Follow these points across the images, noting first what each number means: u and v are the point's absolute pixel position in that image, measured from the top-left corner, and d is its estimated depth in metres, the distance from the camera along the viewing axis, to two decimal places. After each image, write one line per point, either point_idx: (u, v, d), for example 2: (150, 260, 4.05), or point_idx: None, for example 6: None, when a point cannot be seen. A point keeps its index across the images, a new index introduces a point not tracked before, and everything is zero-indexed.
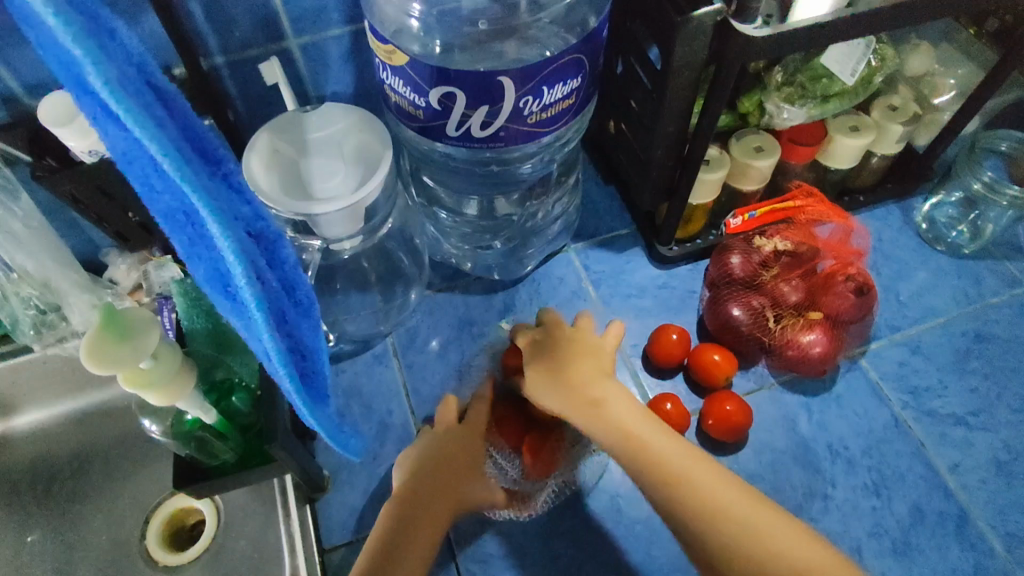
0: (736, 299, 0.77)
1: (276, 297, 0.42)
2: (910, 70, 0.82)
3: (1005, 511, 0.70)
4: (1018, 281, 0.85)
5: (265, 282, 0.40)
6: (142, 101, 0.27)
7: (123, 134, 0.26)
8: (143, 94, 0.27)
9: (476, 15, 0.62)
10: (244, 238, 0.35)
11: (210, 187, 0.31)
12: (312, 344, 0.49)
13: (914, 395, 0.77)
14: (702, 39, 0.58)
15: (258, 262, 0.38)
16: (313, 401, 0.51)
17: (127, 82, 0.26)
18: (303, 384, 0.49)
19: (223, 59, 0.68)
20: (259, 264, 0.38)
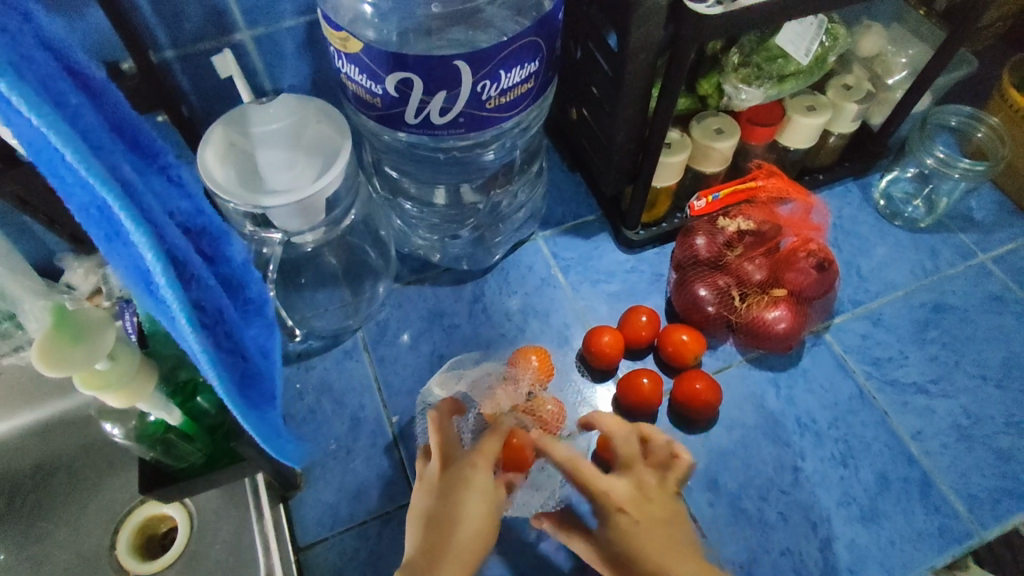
0: (702, 279, 0.78)
1: (216, 296, 0.41)
2: (863, 52, 0.84)
3: (966, 474, 0.73)
4: (973, 252, 0.88)
5: (200, 279, 0.39)
6: (44, 88, 0.26)
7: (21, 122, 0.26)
8: (54, 80, 0.27)
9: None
10: (170, 236, 0.34)
11: (126, 180, 0.30)
12: (258, 347, 0.48)
13: (877, 365, 0.79)
14: (656, 21, 0.58)
15: (193, 259, 0.37)
16: (253, 405, 0.48)
17: (24, 66, 0.25)
18: (245, 386, 0.47)
19: (173, 53, 0.66)
20: (196, 262, 0.38)
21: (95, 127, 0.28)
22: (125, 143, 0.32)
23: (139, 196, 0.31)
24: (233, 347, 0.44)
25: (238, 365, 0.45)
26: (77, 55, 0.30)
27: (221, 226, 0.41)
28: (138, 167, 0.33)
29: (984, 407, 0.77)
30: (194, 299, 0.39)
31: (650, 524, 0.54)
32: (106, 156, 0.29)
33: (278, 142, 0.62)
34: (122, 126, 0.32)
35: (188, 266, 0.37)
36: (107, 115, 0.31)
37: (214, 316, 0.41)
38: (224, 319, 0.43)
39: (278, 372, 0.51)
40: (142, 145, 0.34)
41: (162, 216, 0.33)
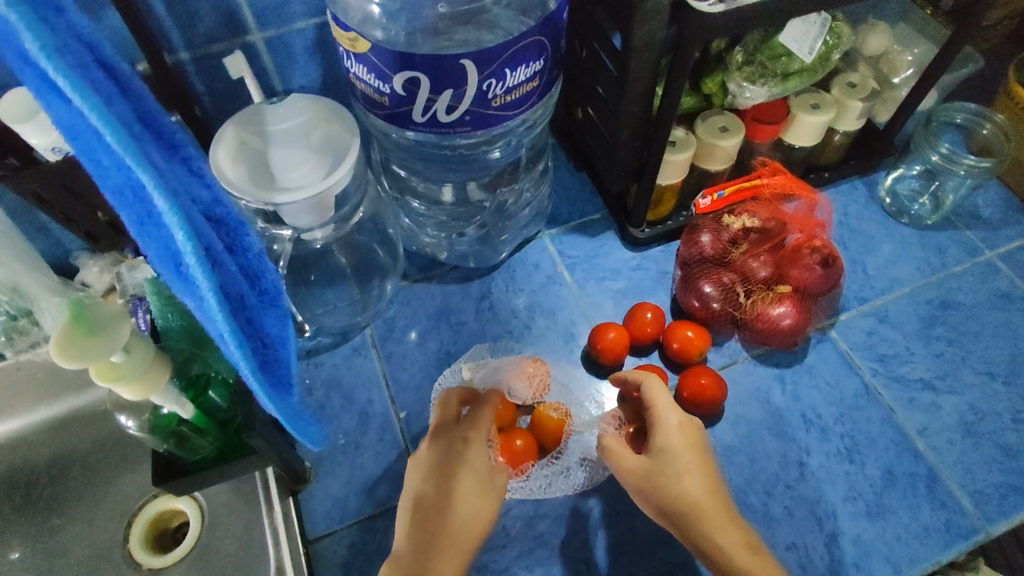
0: (706, 277, 0.78)
1: (236, 282, 0.42)
2: (869, 50, 0.86)
3: (973, 470, 0.73)
4: (980, 249, 0.88)
5: (222, 265, 0.40)
6: (87, 76, 0.27)
7: (69, 109, 0.26)
8: (92, 68, 0.28)
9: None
10: (196, 221, 0.35)
11: (157, 166, 0.31)
12: (278, 335, 0.48)
13: (883, 362, 0.79)
14: (659, 20, 0.59)
15: (215, 243, 0.38)
16: (274, 390, 0.49)
17: (68, 52, 0.26)
18: (264, 373, 0.48)
19: (187, 55, 0.67)
20: (218, 249, 0.39)
21: (128, 115, 0.29)
22: (152, 134, 0.33)
23: (169, 182, 0.32)
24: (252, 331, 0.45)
25: (257, 349, 0.46)
26: (106, 47, 0.30)
27: (238, 217, 0.42)
28: (164, 157, 0.34)
29: (991, 403, 0.77)
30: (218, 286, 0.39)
31: (687, 447, 0.60)
32: (141, 141, 0.30)
33: (288, 140, 0.62)
34: (148, 117, 0.33)
35: (212, 252, 0.37)
36: (137, 105, 0.32)
37: (235, 298, 0.42)
38: (242, 303, 0.43)
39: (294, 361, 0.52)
40: (166, 136, 0.34)
41: (187, 201, 0.34)
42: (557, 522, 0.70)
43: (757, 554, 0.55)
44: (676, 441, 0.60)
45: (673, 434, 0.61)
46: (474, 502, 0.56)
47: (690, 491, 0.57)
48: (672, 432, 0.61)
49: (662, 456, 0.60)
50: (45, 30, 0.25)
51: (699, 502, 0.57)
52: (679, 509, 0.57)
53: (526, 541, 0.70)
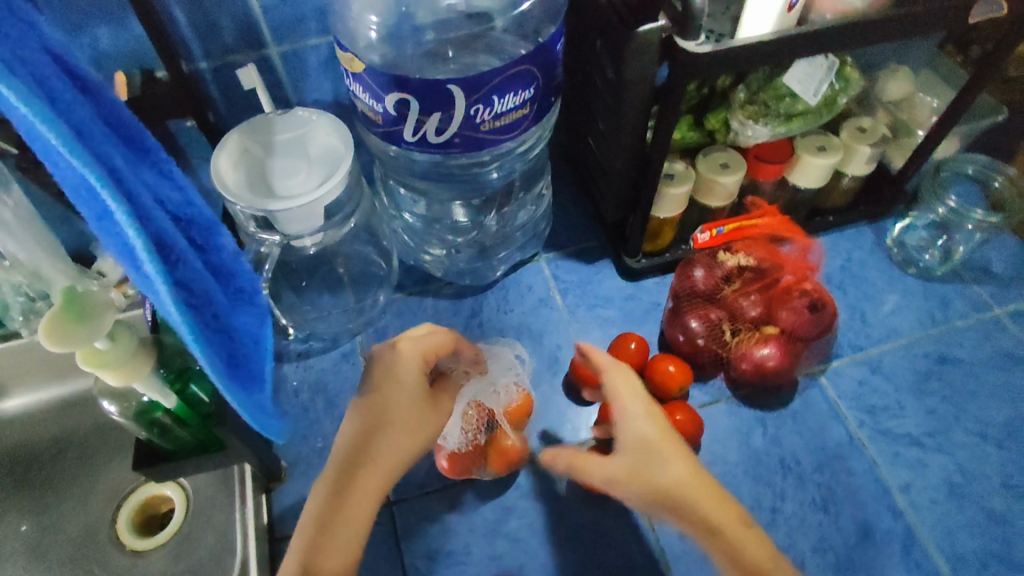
0: (694, 311, 0.78)
1: (202, 280, 0.43)
2: (888, 95, 0.84)
3: (953, 532, 0.70)
4: (987, 305, 0.85)
5: (186, 263, 0.41)
6: (40, 86, 0.29)
7: (19, 114, 0.28)
8: (47, 79, 0.30)
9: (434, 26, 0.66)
10: (157, 220, 0.37)
11: (111, 166, 0.33)
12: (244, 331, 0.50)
13: (872, 414, 0.77)
14: (651, 54, 0.59)
15: (178, 242, 0.40)
16: (245, 388, 0.50)
17: (18, 65, 0.28)
18: (236, 368, 0.49)
19: (206, 64, 0.71)
20: (182, 247, 0.41)
21: (86, 120, 0.32)
22: (121, 138, 0.36)
23: (127, 182, 0.34)
24: (220, 327, 0.47)
25: (226, 345, 0.48)
26: (77, 60, 0.33)
27: (210, 217, 0.46)
28: (131, 159, 0.37)
29: (980, 465, 0.74)
30: (181, 280, 0.41)
31: (664, 433, 0.57)
32: (96, 144, 0.32)
33: (286, 150, 0.65)
34: (118, 123, 0.36)
35: (173, 249, 0.39)
36: (104, 113, 0.35)
37: (200, 296, 0.43)
38: (211, 302, 0.45)
39: (263, 361, 0.53)
40: (137, 142, 0.38)
41: (148, 202, 0.36)
42: (520, 543, 0.71)
43: (776, 559, 0.52)
44: (651, 428, 0.57)
45: (643, 426, 0.57)
46: (404, 441, 0.53)
47: (683, 483, 0.54)
48: (643, 420, 0.57)
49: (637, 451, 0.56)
50: None
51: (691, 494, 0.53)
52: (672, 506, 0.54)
53: (486, 559, 0.70)
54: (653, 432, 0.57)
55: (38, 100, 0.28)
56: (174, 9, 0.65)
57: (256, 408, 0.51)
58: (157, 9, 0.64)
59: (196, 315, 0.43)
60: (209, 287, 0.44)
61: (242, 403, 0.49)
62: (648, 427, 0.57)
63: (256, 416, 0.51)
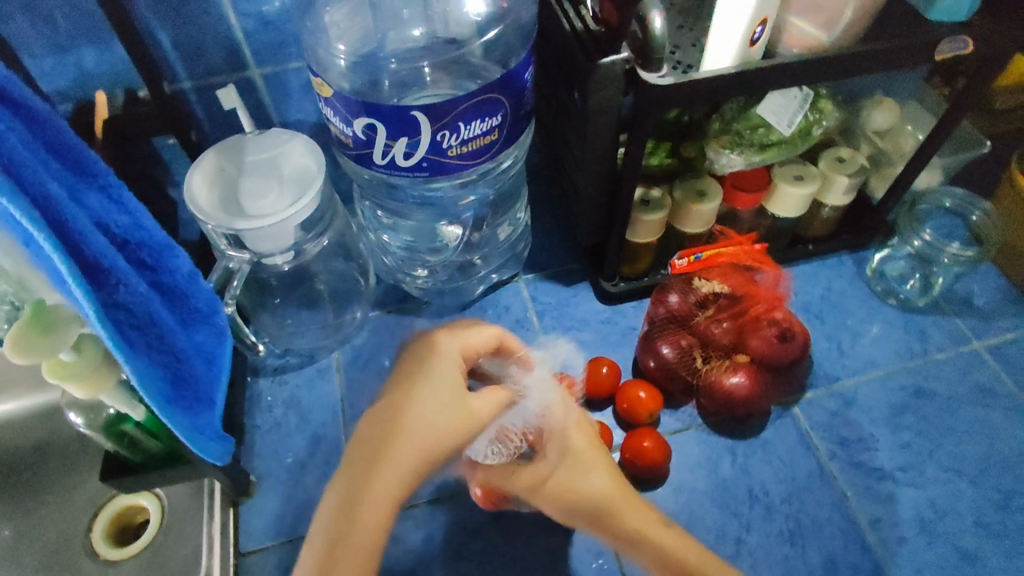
0: (666, 337, 0.78)
1: (147, 301, 0.45)
2: (874, 126, 0.85)
3: (921, 570, 0.69)
4: (967, 338, 0.85)
5: (128, 286, 0.42)
6: None
7: None
8: None
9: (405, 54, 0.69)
10: (94, 245, 0.39)
11: (39, 194, 0.35)
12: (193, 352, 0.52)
13: (844, 445, 0.77)
14: (613, 85, 0.60)
15: (119, 265, 0.41)
16: (189, 406, 0.51)
17: None
18: (180, 386, 0.50)
19: (189, 84, 0.73)
20: (124, 270, 0.42)
21: (17, 149, 0.34)
22: (62, 162, 0.39)
23: (59, 208, 0.36)
24: (166, 348, 0.48)
25: (171, 365, 0.49)
26: (22, 90, 0.36)
27: (165, 240, 0.48)
28: (71, 183, 0.39)
29: (952, 502, 0.73)
30: (121, 302, 0.42)
31: (592, 448, 0.62)
32: (24, 171, 0.34)
33: (259, 171, 0.67)
34: (61, 149, 0.39)
35: (112, 272, 0.41)
36: (45, 140, 0.37)
37: (144, 317, 0.45)
38: (155, 323, 0.46)
39: (212, 381, 0.54)
40: (84, 166, 0.40)
41: (84, 226, 0.38)
42: (483, 565, 0.71)
43: (703, 555, 0.55)
44: (583, 445, 0.62)
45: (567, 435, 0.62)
46: (409, 467, 0.47)
47: (601, 484, 0.59)
48: (575, 434, 0.62)
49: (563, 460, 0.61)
50: None
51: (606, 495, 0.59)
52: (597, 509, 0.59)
53: None
54: (583, 450, 0.61)
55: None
56: (157, 33, 0.67)
57: (201, 427, 0.52)
58: (141, 32, 0.66)
59: (135, 337, 0.44)
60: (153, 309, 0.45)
61: (184, 421, 0.50)
62: (578, 444, 0.62)
63: (201, 435, 0.52)
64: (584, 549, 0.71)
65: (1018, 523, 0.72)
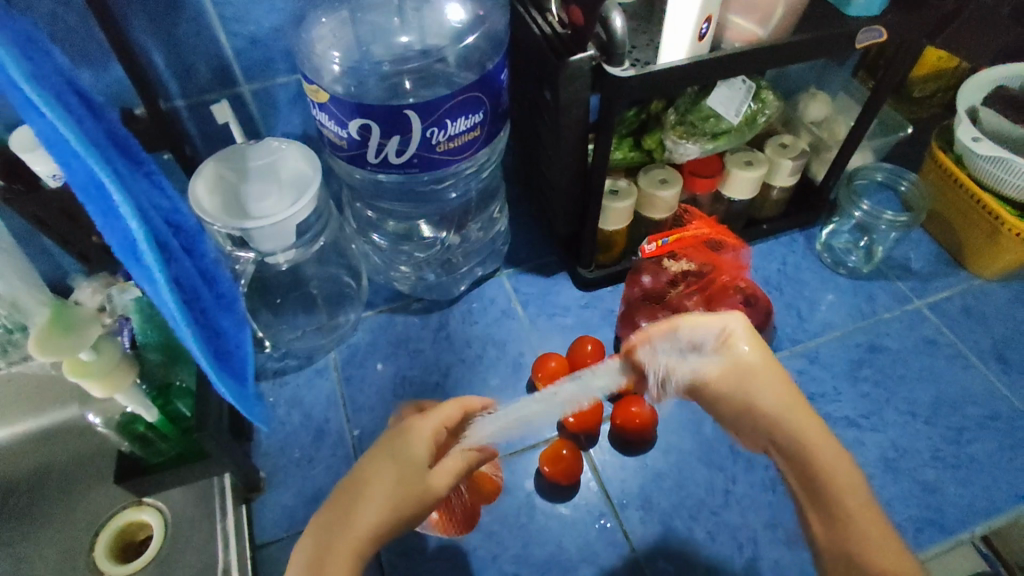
0: (644, 313, 0.85)
1: (191, 278, 0.49)
2: (810, 117, 0.96)
3: (891, 503, 0.76)
4: (909, 298, 0.94)
5: (178, 262, 0.47)
6: (60, 99, 0.35)
7: (43, 123, 0.34)
8: (63, 94, 0.36)
9: (389, 57, 0.75)
10: (153, 221, 0.43)
11: (117, 170, 0.39)
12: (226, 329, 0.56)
13: (811, 400, 0.84)
14: (582, 79, 0.67)
15: (171, 241, 0.46)
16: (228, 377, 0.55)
17: (46, 82, 0.34)
18: (219, 360, 0.54)
19: (182, 102, 0.78)
20: (175, 247, 0.46)
21: (96, 130, 0.38)
22: (118, 148, 0.42)
23: (128, 185, 0.40)
24: (206, 322, 0.52)
25: (212, 339, 0.53)
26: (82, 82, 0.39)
27: (195, 226, 0.51)
28: (127, 167, 0.42)
29: (911, 441, 0.81)
30: (174, 276, 0.47)
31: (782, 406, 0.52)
32: (104, 148, 0.38)
33: (260, 177, 0.72)
34: (115, 137, 0.42)
35: (167, 247, 0.45)
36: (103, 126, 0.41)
37: (190, 291, 0.49)
38: (199, 298, 0.51)
39: (244, 358, 0.59)
40: (131, 153, 0.43)
41: (146, 204, 0.43)
42: (492, 537, 0.74)
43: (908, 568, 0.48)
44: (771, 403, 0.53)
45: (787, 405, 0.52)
46: (385, 481, 0.52)
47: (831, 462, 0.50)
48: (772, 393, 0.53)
49: (763, 410, 0.53)
50: (27, 63, 0.33)
51: (835, 467, 0.50)
52: (802, 471, 0.51)
53: (460, 553, 0.73)
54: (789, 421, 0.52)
55: (58, 107, 0.34)
56: (153, 54, 0.72)
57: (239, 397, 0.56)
58: (138, 54, 0.71)
59: (186, 307, 0.49)
60: (197, 284, 0.50)
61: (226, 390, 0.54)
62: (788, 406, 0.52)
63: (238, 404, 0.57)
64: (585, 512, 0.75)
65: (970, 454, 0.80)
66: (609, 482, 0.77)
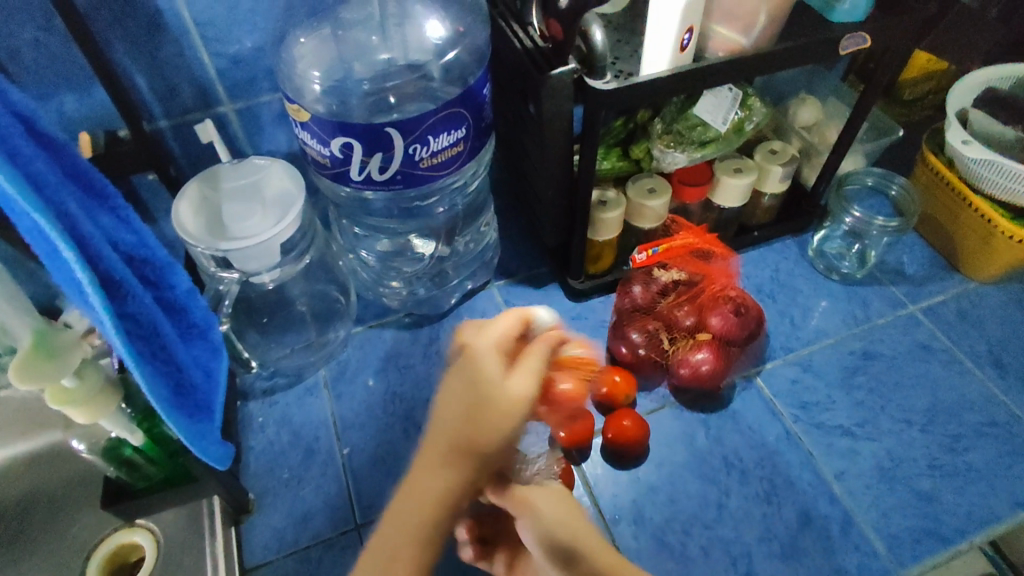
0: (634, 324, 0.83)
1: (149, 315, 0.48)
2: (801, 121, 0.95)
3: (887, 513, 0.75)
4: (903, 303, 0.93)
5: (134, 300, 0.46)
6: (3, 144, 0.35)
7: None
8: (9, 136, 0.35)
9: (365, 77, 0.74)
10: (107, 259, 0.42)
11: (61, 212, 0.38)
12: (189, 363, 0.55)
13: (805, 409, 0.83)
14: (565, 93, 0.66)
15: (127, 278, 0.45)
16: (187, 413, 0.54)
17: None
18: (179, 395, 0.53)
19: (165, 123, 0.78)
20: (131, 284, 0.45)
21: (43, 171, 0.37)
22: (79, 185, 0.43)
23: (76, 225, 0.39)
24: (167, 359, 0.51)
25: (172, 375, 0.52)
26: (41, 119, 0.39)
27: (166, 258, 0.52)
28: (84, 204, 0.43)
29: (906, 450, 0.80)
30: (128, 315, 0.45)
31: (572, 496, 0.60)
32: (49, 190, 0.37)
33: (241, 196, 0.72)
34: (76, 172, 0.42)
35: (121, 285, 0.44)
36: (59, 164, 0.41)
37: (147, 329, 0.48)
38: (158, 335, 0.49)
39: (208, 389, 0.58)
40: (92, 188, 0.44)
41: (96, 241, 0.41)
42: None
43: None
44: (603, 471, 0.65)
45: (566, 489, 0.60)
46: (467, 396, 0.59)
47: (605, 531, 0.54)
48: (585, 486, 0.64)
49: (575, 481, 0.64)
50: None
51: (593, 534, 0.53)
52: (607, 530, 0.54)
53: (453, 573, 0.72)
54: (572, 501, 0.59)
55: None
56: (135, 76, 0.72)
57: (197, 435, 0.55)
58: (120, 77, 0.71)
59: (142, 346, 0.47)
60: (156, 321, 0.48)
61: (185, 429, 0.53)
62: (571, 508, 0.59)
63: (198, 443, 0.55)
64: None
65: (967, 462, 0.79)
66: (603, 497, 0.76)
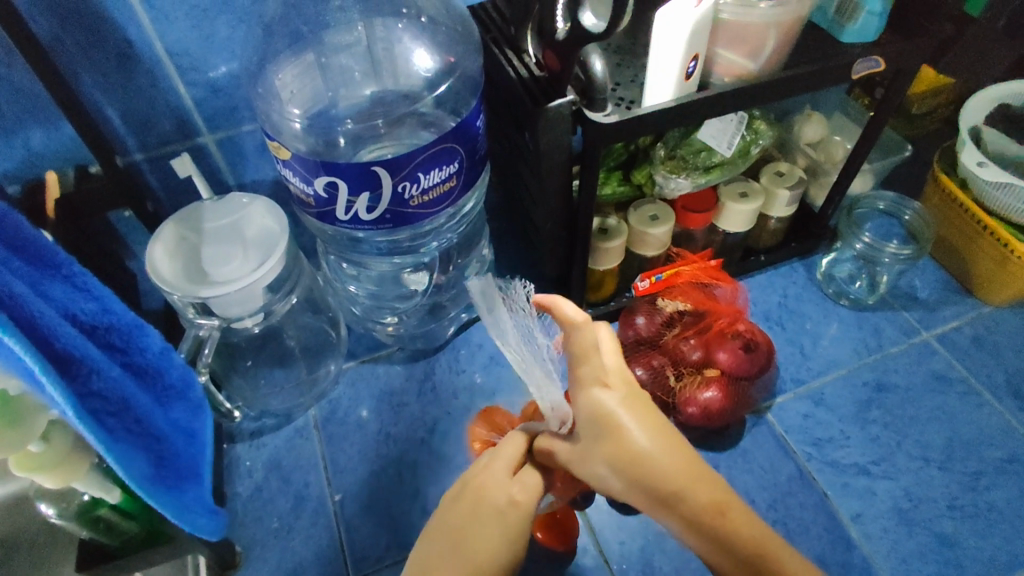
0: (638, 360, 0.79)
1: (117, 388, 0.47)
2: (807, 139, 0.91)
3: (906, 559, 0.71)
4: (917, 330, 0.89)
5: (100, 376, 0.45)
6: None
7: None
8: None
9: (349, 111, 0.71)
10: (66, 338, 0.42)
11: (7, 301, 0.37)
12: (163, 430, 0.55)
13: (818, 446, 0.79)
14: (563, 126, 0.62)
15: (91, 355, 0.44)
16: (159, 480, 0.54)
17: None
18: (155, 464, 0.53)
19: (141, 155, 0.74)
20: (95, 358, 0.45)
21: None
22: (27, 258, 0.43)
23: (25, 307, 0.39)
24: (139, 429, 0.51)
25: (145, 444, 0.52)
26: None
27: (132, 321, 0.52)
28: (34, 278, 0.43)
29: (925, 489, 0.76)
30: (95, 391, 0.45)
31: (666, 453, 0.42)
32: None
33: (222, 237, 0.68)
34: (26, 246, 0.43)
35: (83, 363, 0.44)
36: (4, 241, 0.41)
37: (116, 403, 0.48)
38: (128, 407, 0.49)
39: (184, 453, 0.59)
40: (48, 261, 0.44)
41: (53, 323, 0.41)
42: None
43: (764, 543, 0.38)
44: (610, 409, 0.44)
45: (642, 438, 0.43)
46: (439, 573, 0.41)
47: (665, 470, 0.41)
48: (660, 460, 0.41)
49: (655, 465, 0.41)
50: None
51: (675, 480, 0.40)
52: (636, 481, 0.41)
53: None
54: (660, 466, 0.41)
55: None
56: (107, 108, 0.68)
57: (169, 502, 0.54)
58: (91, 111, 0.67)
59: (109, 420, 0.47)
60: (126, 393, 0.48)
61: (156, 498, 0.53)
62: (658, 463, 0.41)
63: (172, 509, 0.55)
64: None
65: (989, 502, 0.75)
66: (608, 544, 0.73)
